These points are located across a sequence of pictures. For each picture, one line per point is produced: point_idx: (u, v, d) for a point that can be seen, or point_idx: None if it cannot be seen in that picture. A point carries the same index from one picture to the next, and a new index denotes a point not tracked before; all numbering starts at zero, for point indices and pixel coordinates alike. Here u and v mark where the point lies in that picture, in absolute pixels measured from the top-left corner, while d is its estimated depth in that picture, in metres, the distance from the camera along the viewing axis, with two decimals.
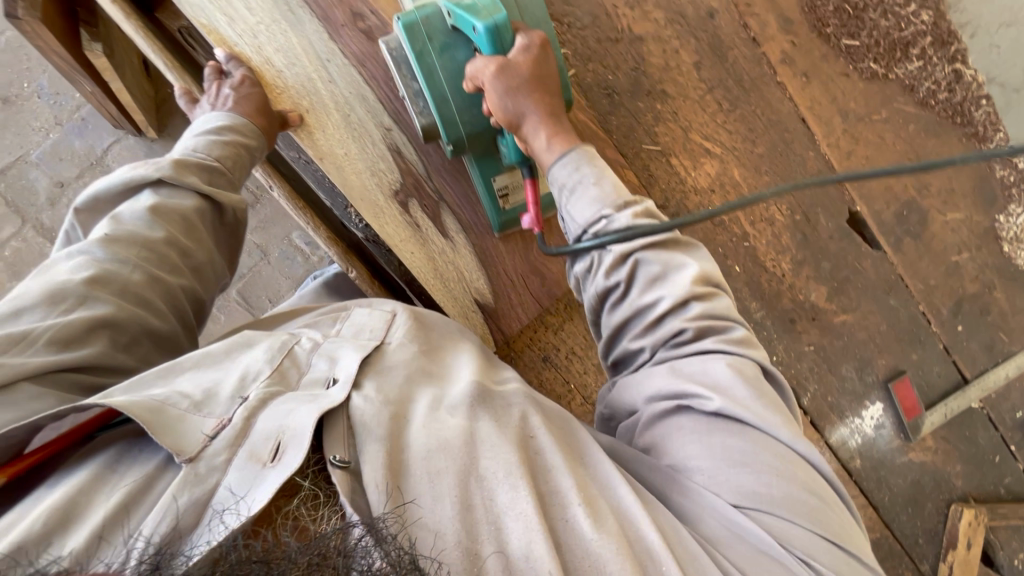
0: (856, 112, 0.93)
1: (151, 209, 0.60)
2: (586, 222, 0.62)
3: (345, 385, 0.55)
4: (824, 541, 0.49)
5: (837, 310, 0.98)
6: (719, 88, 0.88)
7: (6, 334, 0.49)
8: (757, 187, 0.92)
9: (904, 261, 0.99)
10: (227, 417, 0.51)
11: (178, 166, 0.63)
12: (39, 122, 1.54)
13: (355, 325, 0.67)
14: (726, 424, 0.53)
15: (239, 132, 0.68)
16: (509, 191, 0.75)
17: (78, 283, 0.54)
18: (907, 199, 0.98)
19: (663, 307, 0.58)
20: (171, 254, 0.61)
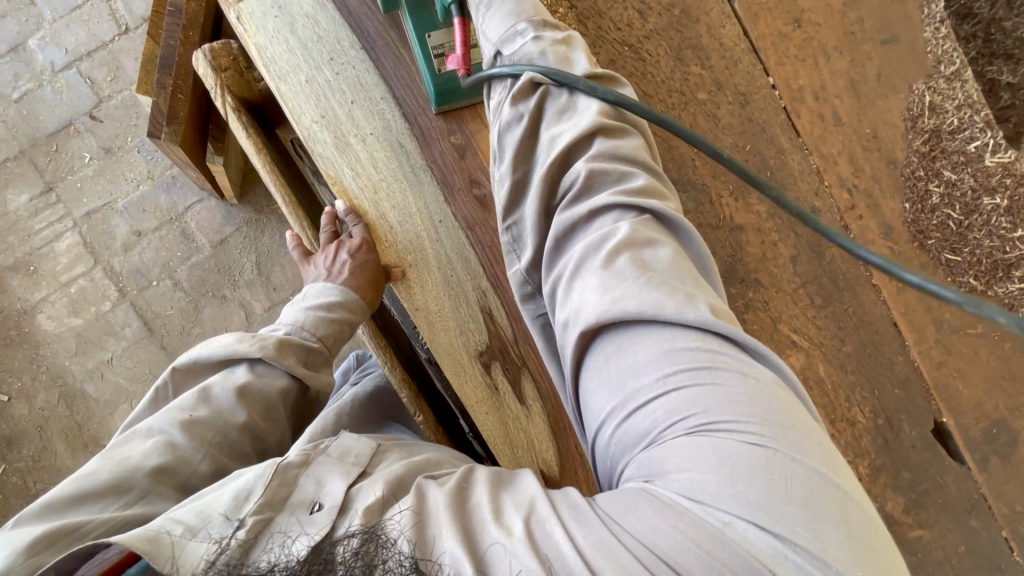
0: (950, 323, 0.90)
1: (240, 390, 0.59)
2: (501, 38, 0.65)
3: (331, 511, 0.48)
4: (747, 471, 0.41)
5: (913, 524, 0.92)
6: (812, 283, 0.87)
7: (60, 525, 0.46)
8: (840, 385, 0.89)
9: (989, 481, 0.93)
10: (222, 544, 0.45)
11: (280, 346, 0.63)
12: (132, 173, 1.62)
13: (342, 444, 0.57)
14: (624, 338, 0.49)
15: (348, 309, 0.70)
16: (443, 49, 0.70)
17: (145, 474, 0.51)
18: (998, 417, 0.92)
19: (566, 143, 0.59)
20: (243, 442, 0.58)
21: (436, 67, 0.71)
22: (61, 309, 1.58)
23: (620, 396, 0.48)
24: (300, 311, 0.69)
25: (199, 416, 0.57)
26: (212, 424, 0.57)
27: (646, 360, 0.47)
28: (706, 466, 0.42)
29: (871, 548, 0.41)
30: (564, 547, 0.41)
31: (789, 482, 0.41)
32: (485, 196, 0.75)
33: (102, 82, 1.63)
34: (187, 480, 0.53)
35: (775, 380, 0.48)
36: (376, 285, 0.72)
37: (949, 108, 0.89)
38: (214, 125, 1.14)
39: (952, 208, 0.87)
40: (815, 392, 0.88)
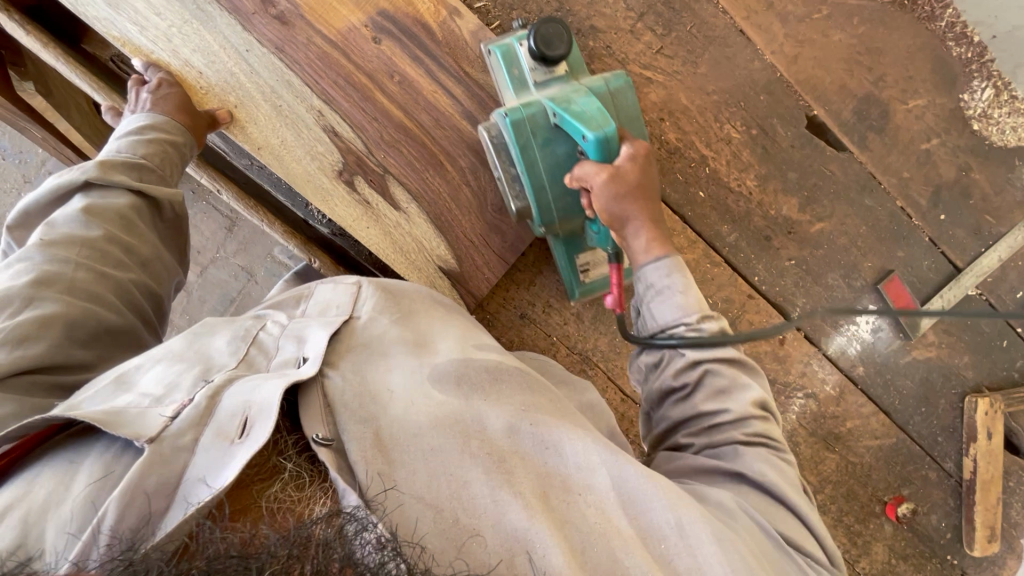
0: (794, 15, 0.91)
1: (84, 210, 0.60)
2: (665, 323, 0.67)
3: (315, 362, 0.58)
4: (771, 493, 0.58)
5: (812, 220, 0.97)
6: (649, 14, 0.87)
7: None
8: (707, 108, 0.90)
9: (873, 158, 0.97)
10: (192, 399, 0.52)
11: (104, 167, 0.62)
12: (9, 183, 1.56)
13: (322, 302, 0.71)
14: (778, 479, 0.58)
15: (161, 130, 0.68)
16: (590, 267, 0.80)
17: (22, 288, 0.53)
18: (865, 93, 0.95)
19: (697, 376, 0.64)
20: (115, 251, 0.60)
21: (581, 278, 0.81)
22: None
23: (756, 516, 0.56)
24: (117, 140, 0.66)
25: (51, 238, 0.58)
26: (67, 242, 0.58)
27: (782, 526, 0.56)
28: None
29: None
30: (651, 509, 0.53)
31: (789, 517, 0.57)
32: (284, 13, 0.73)
33: None
34: (68, 286, 0.56)
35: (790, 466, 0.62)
36: (192, 112, 0.71)
37: None
38: None
39: None
40: (684, 123, 0.90)
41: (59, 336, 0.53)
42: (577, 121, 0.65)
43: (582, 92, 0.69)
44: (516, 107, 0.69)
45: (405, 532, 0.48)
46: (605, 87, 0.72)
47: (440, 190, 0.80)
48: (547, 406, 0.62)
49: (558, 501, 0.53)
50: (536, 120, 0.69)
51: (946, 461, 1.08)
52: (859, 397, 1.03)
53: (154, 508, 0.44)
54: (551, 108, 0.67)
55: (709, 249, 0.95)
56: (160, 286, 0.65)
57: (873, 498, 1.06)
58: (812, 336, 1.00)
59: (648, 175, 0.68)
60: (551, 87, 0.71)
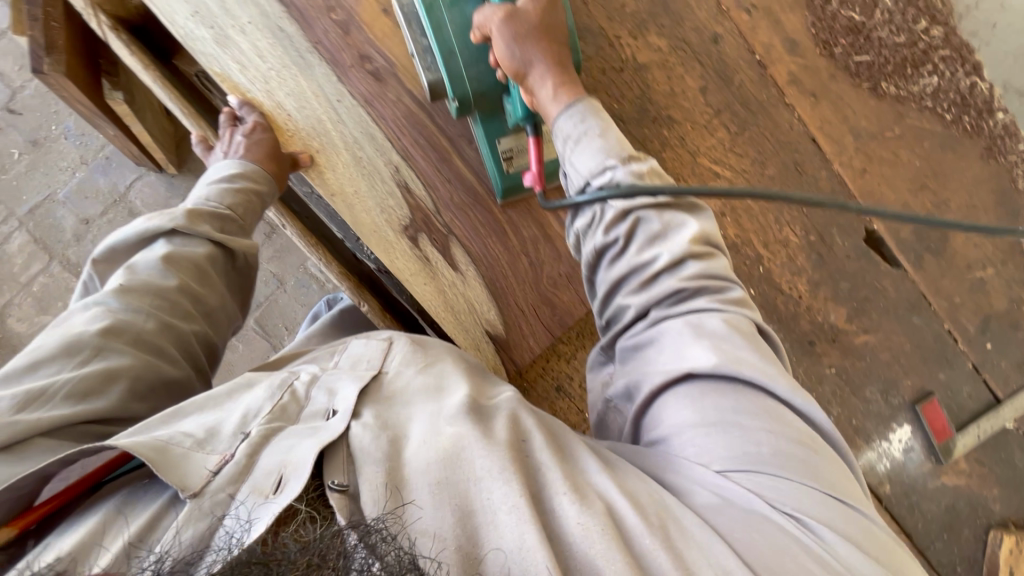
0: (868, 130, 0.91)
1: (166, 258, 0.62)
2: (589, 172, 0.65)
3: (344, 415, 0.55)
4: (757, 411, 0.53)
5: (858, 331, 0.96)
6: (727, 111, 0.88)
7: (26, 390, 0.49)
8: (769, 209, 0.91)
9: (926, 279, 0.97)
10: (232, 453, 0.52)
11: (192, 215, 0.65)
12: (65, 162, 1.60)
13: (354, 356, 0.68)
14: (729, 348, 0.55)
15: (250, 179, 0.71)
16: (513, 153, 0.75)
17: (95, 335, 0.54)
18: (926, 215, 0.95)
19: (625, 229, 0.63)
20: (185, 301, 0.62)
21: (504, 167, 0.76)
22: (27, 310, 1.60)
23: (718, 418, 0.52)
24: (205, 187, 0.70)
25: (128, 282, 0.59)
26: (144, 287, 0.59)
27: (758, 427, 0.51)
28: (807, 506, 0.48)
29: (836, 475, 0.52)
30: (636, 530, 0.46)
31: (788, 427, 0.52)
32: (379, 70, 0.75)
33: (10, 73, 1.58)
34: (137, 336, 0.57)
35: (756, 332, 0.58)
36: (280, 158, 0.73)
37: None
38: None
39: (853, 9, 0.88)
40: (744, 220, 0.90)
41: (128, 383, 0.54)
42: None
43: None
44: None
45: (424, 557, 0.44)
46: None
47: (499, 256, 0.81)
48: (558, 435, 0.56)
49: (549, 511, 0.47)
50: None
51: None
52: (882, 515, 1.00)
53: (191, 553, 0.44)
54: None
55: None
56: (218, 334, 0.66)
57: None
58: None
59: (551, 21, 0.66)
60: None
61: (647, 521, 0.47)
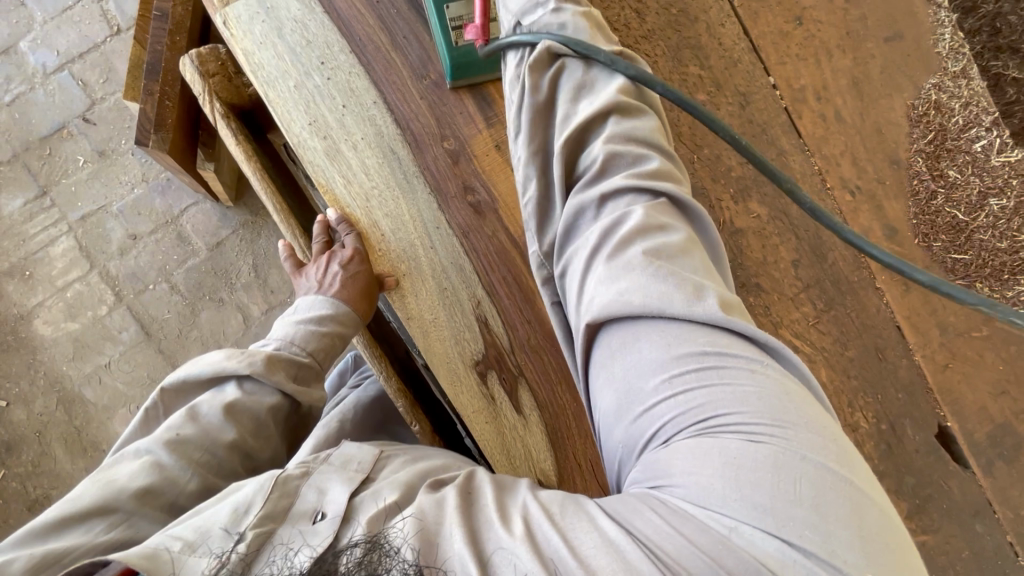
0: (955, 327, 0.89)
1: (228, 409, 0.63)
2: (521, 8, 0.69)
3: (333, 521, 0.51)
4: (662, 360, 0.50)
5: (915, 529, 0.91)
6: (815, 287, 0.85)
7: (46, 554, 0.49)
8: (843, 390, 0.87)
9: (995, 486, 0.92)
10: (224, 559, 0.48)
11: (268, 362, 0.66)
12: (127, 176, 1.60)
13: (343, 454, 0.60)
14: (628, 281, 0.53)
15: (341, 321, 0.73)
16: (463, 23, 0.71)
17: (131, 496, 0.54)
18: (1002, 421, 0.91)
19: (550, 91, 0.66)
20: (232, 458, 0.62)
21: (453, 40, 0.72)
22: (57, 314, 1.60)
23: (629, 402, 0.52)
24: (291, 326, 0.71)
25: (187, 433, 0.60)
26: (197, 443, 0.60)
27: (658, 377, 0.50)
28: (713, 469, 0.45)
29: (773, 405, 0.47)
30: (561, 549, 0.43)
31: (696, 362, 0.50)
32: (479, 203, 0.75)
33: (95, 84, 1.61)
34: (175, 498, 0.57)
35: (669, 238, 0.56)
36: (369, 291, 0.73)
37: (955, 107, 0.86)
38: (205, 133, 1.27)
39: (956, 207, 0.85)
40: None
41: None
42: None
43: None
44: None
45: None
46: None
47: (565, 404, 0.77)
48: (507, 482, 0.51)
49: (483, 540, 0.45)
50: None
51: None
52: None
53: None
54: None
55: None
56: None
57: None
58: None
59: None
60: None
61: (551, 518, 0.46)
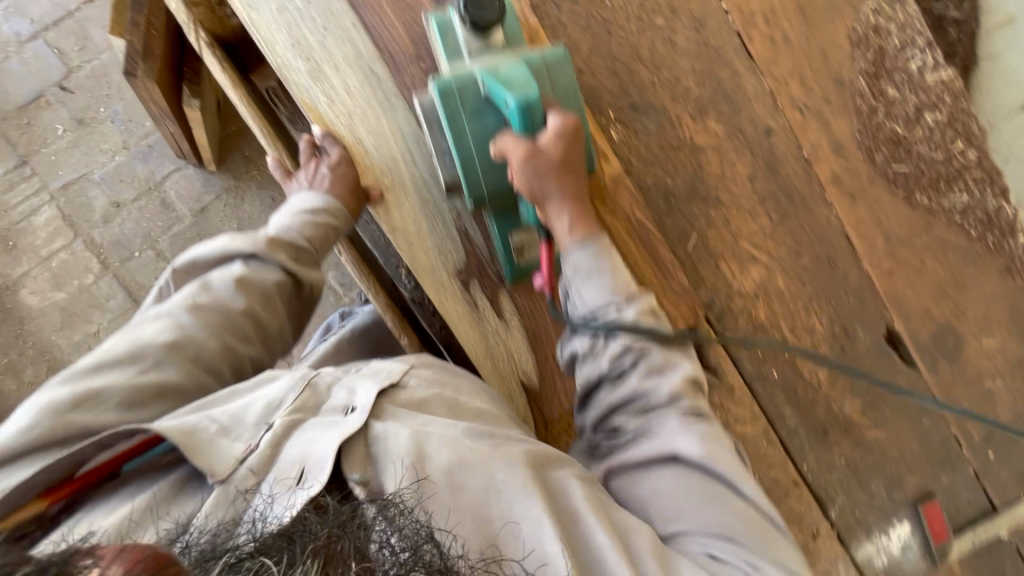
0: (898, 236, 0.96)
1: (237, 281, 0.80)
2: (597, 306, 0.73)
3: (361, 414, 0.70)
4: (711, 499, 0.70)
5: (869, 425, 0.99)
6: (770, 200, 0.92)
7: (87, 390, 0.67)
8: (799, 296, 0.95)
9: (939, 382, 1.00)
10: (254, 444, 0.66)
11: (270, 244, 0.82)
12: (107, 143, 1.62)
13: (372, 368, 0.79)
14: (696, 439, 0.71)
15: (330, 214, 0.84)
16: (524, 248, 0.78)
17: (158, 348, 0.73)
18: (944, 322, 1.00)
19: (619, 300, 0.73)
20: (244, 325, 0.80)
21: (516, 257, 0.79)
22: (43, 284, 1.61)
23: (681, 533, 0.69)
24: (291, 215, 0.85)
25: (201, 302, 0.78)
26: (211, 308, 0.78)
27: (716, 514, 0.69)
28: (735, 521, 0.68)
29: (740, 473, 0.71)
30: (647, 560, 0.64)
31: (718, 496, 0.70)
32: None
33: (70, 52, 1.62)
34: (197, 352, 0.75)
35: (695, 413, 0.74)
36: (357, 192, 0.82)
37: (891, 30, 0.94)
38: (190, 69, 1.45)
39: (896, 121, 0.94)
40: (775, 304, 0.94)
41: (174, 395, 0.72)
42: (501, 85, 0.67)
43: (512, 59, 0.71)
44: (448, 74, 0.71)
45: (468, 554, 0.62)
46: (541, 60, 0.73)
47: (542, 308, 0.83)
48: (549, 458, 0.71)
49: (570, 531, 0.65)
50: (466, 95, 0.70)
51: None
52: None
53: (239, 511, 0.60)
54: (482, 76, 0.69)
55: (768, 427, 0.96)
56: (268, 356, 0.84)
57: None
58: (845, 537, 1.00)
59: (572, 153, 0.71)
60: (484, 56, 0.72)
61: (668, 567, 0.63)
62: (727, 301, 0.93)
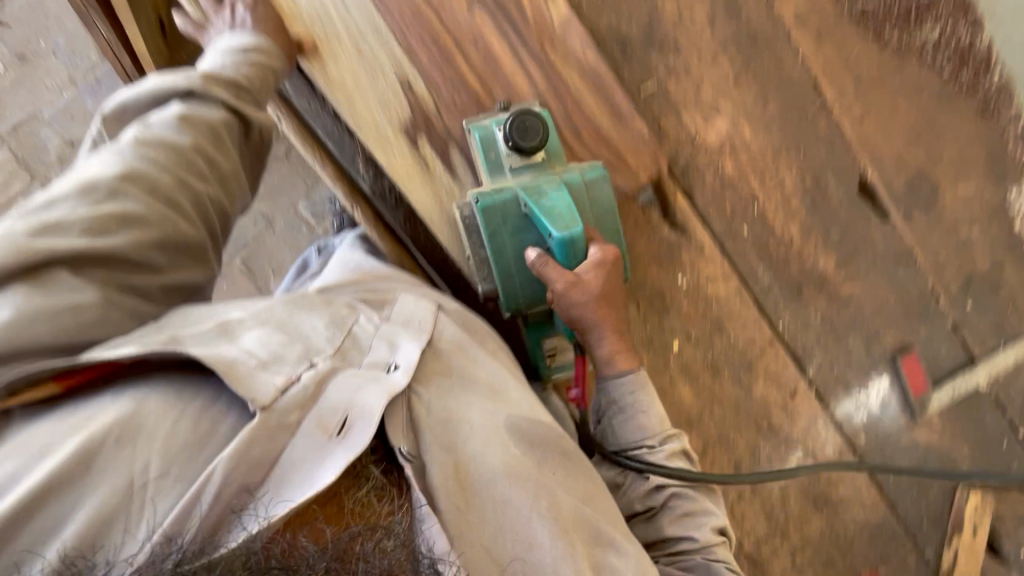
0: (868, 78, 0.93)
1: (180, 117, 0.67)
2: (635, 440, 0.82)
3: (405, 372, 0.70)
4: None
5: (845, 280, 0.97)
6: (731, 44, 0.88)
7: (43, 222, 0.57)
8: (768, 147, 0.92)
9: (914, 233, 0.98)
10: (298, 375, 0.63)
11: (207, 79, 0.69)
12: (52, 79, 1.55)
13: (403, 311, 0.80)
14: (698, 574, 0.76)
15: (262, 52, 0.73)
16: (556, 351, 0.92)
17: (110, 180, 0.61)
18: (919, 169, 0.97)
19: (643, 400, 0.81)
20: (198, 159, 0.67)
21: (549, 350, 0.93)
22: None
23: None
24: (221, 53, 0.73)
25: (146, 137, 0.65)
26: (160, 142, 0.65)
27: None
28: None
29: None
30: None
31: None
32: None
33: None
34: (154, 186, 0.63)
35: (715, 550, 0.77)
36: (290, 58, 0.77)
37: None
38: None
39: None
40: (743, 156, 0.91)
41: (139, 228, 0.61)
42: (546, 218, 0.71)
43: (552, 184, 0.74)
44: (487, 192, 0.74)
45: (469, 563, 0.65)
46: (580, 179, 0.76)
47: None
48: (596, 497, 0.76)
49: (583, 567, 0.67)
50: (505, 209, 0.74)
51: (925, 549, 1.07)
52: (858, 466, 1.01)
53: (260, 475, 0.58)
54: (523, 198, 0.73)
55: (741, 285, 0.94)
56: (230, 203, 0.71)
57: (849, 570, 1.04)
58: (824, 395, 0.99)
59: (610, 280, 0.75)
60: (524, 174, 0.76)
61: None
62: (692, 154, 0.89)
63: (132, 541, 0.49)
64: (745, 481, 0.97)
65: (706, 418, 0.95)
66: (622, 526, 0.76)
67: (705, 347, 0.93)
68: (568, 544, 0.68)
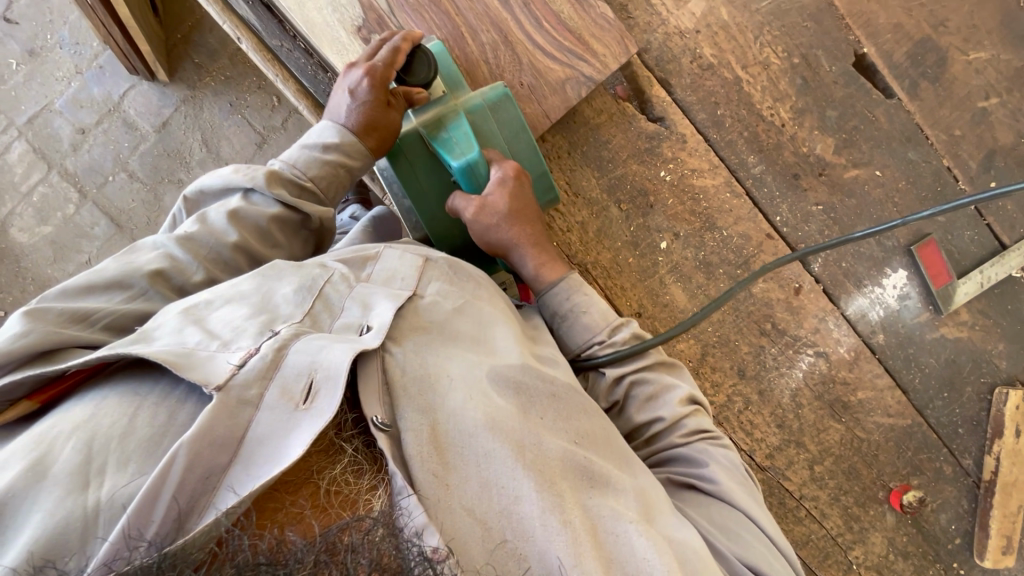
0: None
1: (232, 215, 0.65)
2: (583, 345, 0.71)
3: (379, 333, 0.55)
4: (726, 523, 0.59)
5: (847, 165, 0.90)
6: None
7: (72, 310, 0.54)
8: (747, 27, 0.87)
9: (923, 108, 0.91)
10: (255, 349, 0.50)
11: (271, 178, 0.67)
12: (61, 72, 1.64)
13: (387, 269, 0.65)
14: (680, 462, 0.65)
15: (343, 152, 0.70)
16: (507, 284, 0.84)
17: (145, 277, 0.59)
18: (921, 37, 0.90)
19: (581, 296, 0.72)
20: (240, 258, 0.65)
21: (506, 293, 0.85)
22: (29, 220, 1.63)
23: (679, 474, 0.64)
24: (298, 149, 0.70)
25: (195, 232, 0.64)
26: (206, 241, 0.64)
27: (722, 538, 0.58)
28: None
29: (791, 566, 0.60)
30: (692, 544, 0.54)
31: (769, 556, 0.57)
32: None
33: None
34: (182, 286, 0.62)
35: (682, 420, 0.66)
36: (380, 130, 0.71)
37: None
38: None
39: None
40: (721, 38, 0.87)
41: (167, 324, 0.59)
42: (444, 149, 0.70)
43: (453, 113, 0.72)
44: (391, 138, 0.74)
45: (459, 550, 0.47)
46: (482, 103, 0.74)
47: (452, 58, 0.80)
48: (591, 434, 0.59)
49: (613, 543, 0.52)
50: (412, 148, 0.75)
51: (965, 458, 0.98)
52: (877, 368, 0.94)
53: (221, 459, 0.44)
54: (424, 135, 0.72)
55: (731, 177, 0.89)
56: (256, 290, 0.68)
57: (877, 483, 0.95)
58: (832, 292, 0.93)
59: (520, 196, 0.72)
60: (426, 110, 0.73)
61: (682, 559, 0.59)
62: (663, 41, 0.87)
63: (96, 545, 0.40)
64: (751, 388, 0.92)
65: (703, 321, 0.90)
66: (620, 453, 0.60)
67: (696, 245, 0.88)
68: (556, 495, 0.52)
